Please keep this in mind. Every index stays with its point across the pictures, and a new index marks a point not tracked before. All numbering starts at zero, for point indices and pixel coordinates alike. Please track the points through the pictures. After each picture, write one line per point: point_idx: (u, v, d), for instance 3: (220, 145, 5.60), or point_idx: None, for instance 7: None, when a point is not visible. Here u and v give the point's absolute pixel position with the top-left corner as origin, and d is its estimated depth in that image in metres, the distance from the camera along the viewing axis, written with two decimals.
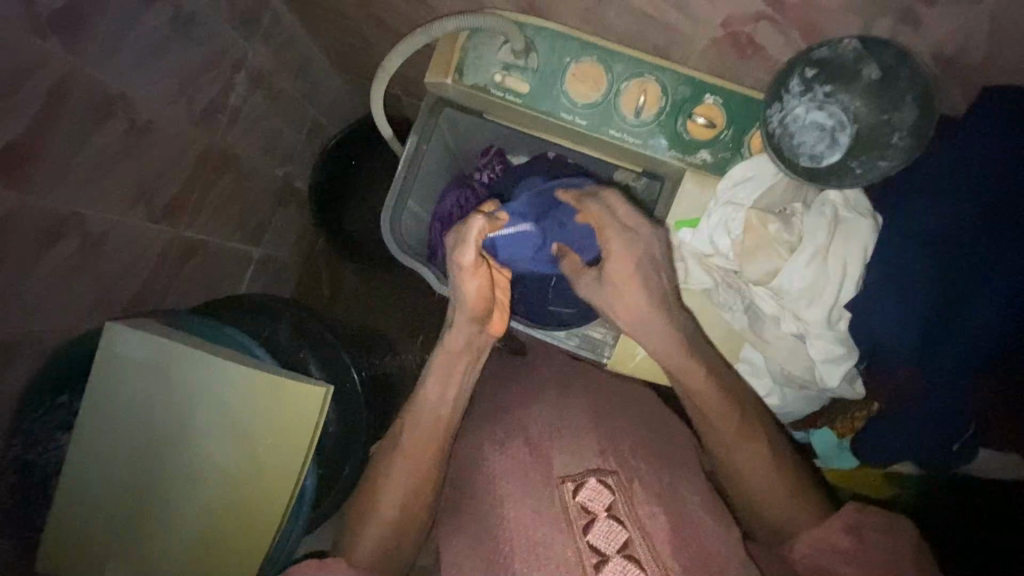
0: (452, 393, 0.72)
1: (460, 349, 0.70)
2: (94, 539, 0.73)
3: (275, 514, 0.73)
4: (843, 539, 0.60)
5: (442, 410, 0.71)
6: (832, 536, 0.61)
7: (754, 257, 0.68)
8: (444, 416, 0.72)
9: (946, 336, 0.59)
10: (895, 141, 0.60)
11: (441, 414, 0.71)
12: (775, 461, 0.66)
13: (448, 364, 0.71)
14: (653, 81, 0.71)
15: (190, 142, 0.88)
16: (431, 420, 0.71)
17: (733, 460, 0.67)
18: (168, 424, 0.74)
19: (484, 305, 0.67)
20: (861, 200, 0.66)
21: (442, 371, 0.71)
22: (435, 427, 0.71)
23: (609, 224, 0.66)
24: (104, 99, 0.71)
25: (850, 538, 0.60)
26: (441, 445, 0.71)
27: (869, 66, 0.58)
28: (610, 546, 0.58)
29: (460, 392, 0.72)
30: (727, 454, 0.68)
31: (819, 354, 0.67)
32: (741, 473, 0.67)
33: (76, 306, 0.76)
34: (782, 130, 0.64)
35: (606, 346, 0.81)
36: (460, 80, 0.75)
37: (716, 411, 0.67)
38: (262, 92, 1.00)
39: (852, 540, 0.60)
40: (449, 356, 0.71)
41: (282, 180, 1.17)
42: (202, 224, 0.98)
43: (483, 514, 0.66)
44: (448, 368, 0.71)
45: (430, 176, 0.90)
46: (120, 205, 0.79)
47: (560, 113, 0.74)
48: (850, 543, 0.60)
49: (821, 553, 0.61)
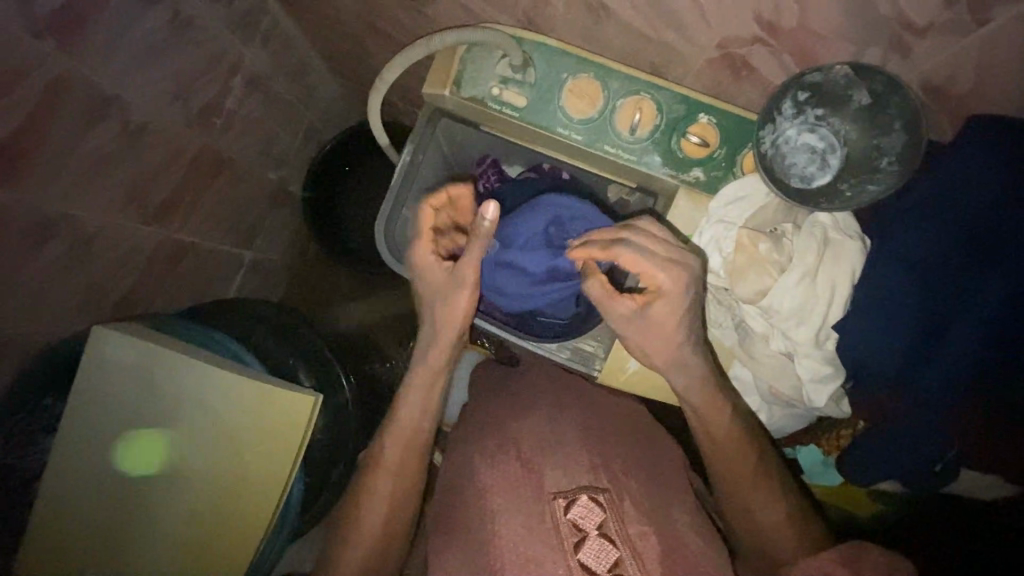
0: (425, 401, 0.73)
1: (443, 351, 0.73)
2: (74, 546, 0.72)
3: (262, 522, 0.72)
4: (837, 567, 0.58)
5: (421, 413, 0.73)
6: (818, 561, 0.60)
7: (744, 274, 0.70)
8: (420, 420, 0.73)
9: (930, 357, 0.60)
10: (883, 167, 0.61)
11: (417, 419, 0.73)
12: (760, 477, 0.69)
13: (427, 370, 0.74)
14: (649, 99, 0.72)
15: (185, 145, 0.87)
16: (410, 424, 0.73)
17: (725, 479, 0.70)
18: (153, 430, 0.73)
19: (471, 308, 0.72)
20: (849, 222, 0.69)
21: (423, 375, 0.73)
22: (409, 433, 0.73)
23: (652, 264, 0.63)
24: (99, 100, 0.70)
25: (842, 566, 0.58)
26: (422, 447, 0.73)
27: (860, 92, 0.59)
28: (600, 565, 0.58)
29: (435, 392, 0.74)
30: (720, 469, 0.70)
31: (807, 373, 0.70)
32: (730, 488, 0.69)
33: (63, 307, 0.76)
34: (774, 151, 0.65)
35: (596, 358, 0.81)
36: (458, 92, 0.76)
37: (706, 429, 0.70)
38: (258, 96, 1.00)
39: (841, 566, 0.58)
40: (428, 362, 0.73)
41: (276, 184, 1.17)
42: (195, 226, 0.97)
43: (472, 530, 0.66)
44: (428, 373, 0.74)
45: (425, 185, 0.90)
46: (112, 206, 0.78)
47: (556, 127, 0.74)
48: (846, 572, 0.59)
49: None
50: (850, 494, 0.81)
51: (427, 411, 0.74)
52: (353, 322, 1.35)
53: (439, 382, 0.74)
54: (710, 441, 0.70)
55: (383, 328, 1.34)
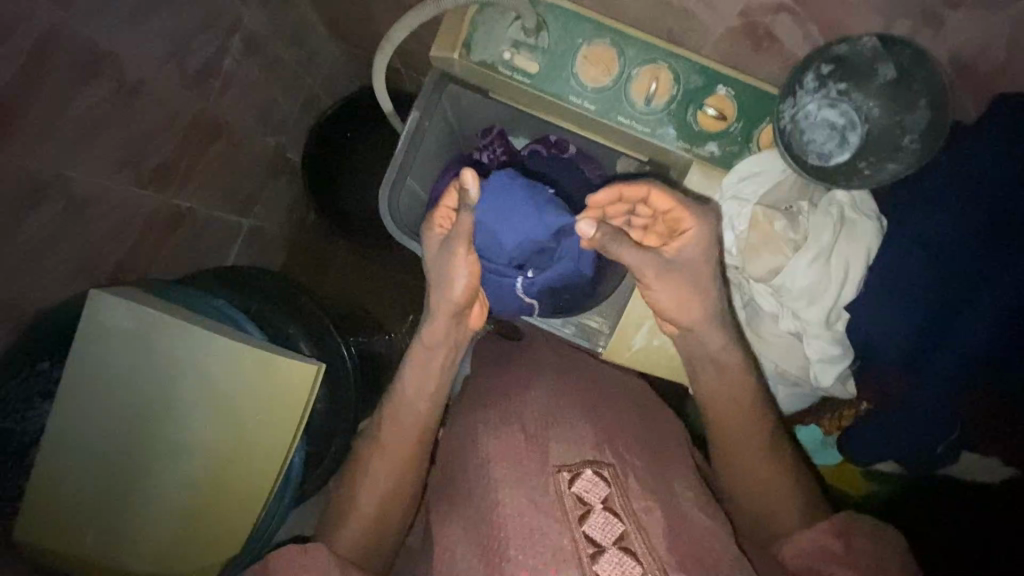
0: (438, 384, 0.73)
1: (438, 340, 0.72)
2: (68, 512, 0.71)
3: (266, 487, 0.72)
4: (834, 543, 0.61)
5: (423, 410, 0.72)
6: (819, 538, 0.62)
7: (757, 253, 0.70)
8: (424, 411, 0.73)
9: (934, 340, 0.61)
10: (905, 144, 0.61)
11: (421, 408, 0.72)
12: (770, 466, 0.68)
13: (425, 360, 0.72)
14: (666, 69, 0.69)
15: (182, 105, 0.84)
16: (410, 410, 0.72)
17: (728, 470, 0.69)
18: (148, 398, 0.72)
19: (467, 299, 0.70)
20: (867, 201, 0.68)
21: (420, 360, 0.72)
22: (414, 432, 0.72)
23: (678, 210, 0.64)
24: (94, 54, 0.67)
25: (838, 541, 0.61)
26: (420, 436, 0.72)
27: (885, 65, 0.58)
28: (606, 537, 0.56)
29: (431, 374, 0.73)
30: (722, 459, 0.69)
31: (815, 353, 0.69)
32: (740, 477, 0.68)
33: (57, 272, 0.74)
34: (793, 126, 0.63)
35: (601, 335, 0.84)
36: (467, 55, 0.73)
37: (719, 417, 0.69)
38: (257, 57, 0.96)
39: (840, 543, 0.60)
40: (428, 350, 0.72)
41: (274, 150, 1.13)
42: (191, 192, 0.94)
43: (474, 502, 0.64)
44: (427, 360, 0.72)
45: (429, 154, 0.88)
46: (105, 168, 0.75)
47: (569, 96, 0.72)
48: (840, 547, 0.60)
49: (815, 560, 0.61)
50: (845, 476, 0.83)
51: (432, 399, 0.73)
52: (354, 293, 1.33)
53: (448, 379, 0.74)
54: (721, 425, 0.69)
55: (382, 300, 1.33)
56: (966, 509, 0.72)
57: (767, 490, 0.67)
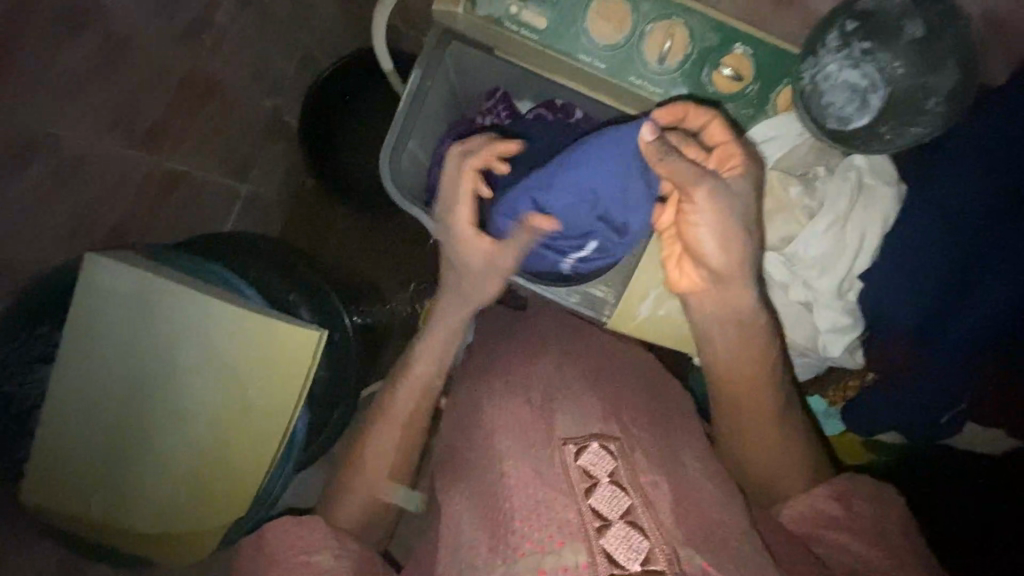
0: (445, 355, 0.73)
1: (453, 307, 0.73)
2: (73, 475, 0.71)
3: (270, 452, 0.72)
4: (832, 506, 0.61)
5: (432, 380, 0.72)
6: (824, 507, 0.61)
7: (771, 219, 0.67)
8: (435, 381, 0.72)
9: (944, 313, 0.60)
10: (929, 107, 0.58)
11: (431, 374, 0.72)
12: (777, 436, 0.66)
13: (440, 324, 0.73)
14: (682, 25, 0.66)
15: (173, 62, 0.81)
16: (414, 375, 0.72)
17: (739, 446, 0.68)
18: (150, 363, 0.71)
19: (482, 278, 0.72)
20: (885, 166, 0.66)
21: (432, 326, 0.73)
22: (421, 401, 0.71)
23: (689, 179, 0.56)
24: (78, 6, 0.64)
25: (837, 505, 0.61)
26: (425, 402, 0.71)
27: (913, 23, 0.57)
28: (612, 511, 0.54)
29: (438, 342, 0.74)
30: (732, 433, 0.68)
31: (826, 324, 0.68)
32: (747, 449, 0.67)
33: (50, 235, 0.72)
34: (812, 87, 0.61)
35: (607, 304, 0.81)
36: (471, 9, 0.70)
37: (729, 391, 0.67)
38: (250, 12, 0.92)
39: (840, 506, 0.61)
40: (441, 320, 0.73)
41: (271, 113, 1.10)
42: (185, 155, 0.92)
43: (477, 473, 0.64)
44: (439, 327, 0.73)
45: (431, 116, 0.85)
46: (95, 127, 0.73)
47: (579, 54, 0.69)
48: (838, 510, 0.61)
49: (813, 526, 0.62)
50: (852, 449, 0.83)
51: (436, 365, 0.72)
52: None
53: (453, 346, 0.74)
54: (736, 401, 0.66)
55: None
56: (971, 493, 0.72)
57: (775, 459, 0.66)
